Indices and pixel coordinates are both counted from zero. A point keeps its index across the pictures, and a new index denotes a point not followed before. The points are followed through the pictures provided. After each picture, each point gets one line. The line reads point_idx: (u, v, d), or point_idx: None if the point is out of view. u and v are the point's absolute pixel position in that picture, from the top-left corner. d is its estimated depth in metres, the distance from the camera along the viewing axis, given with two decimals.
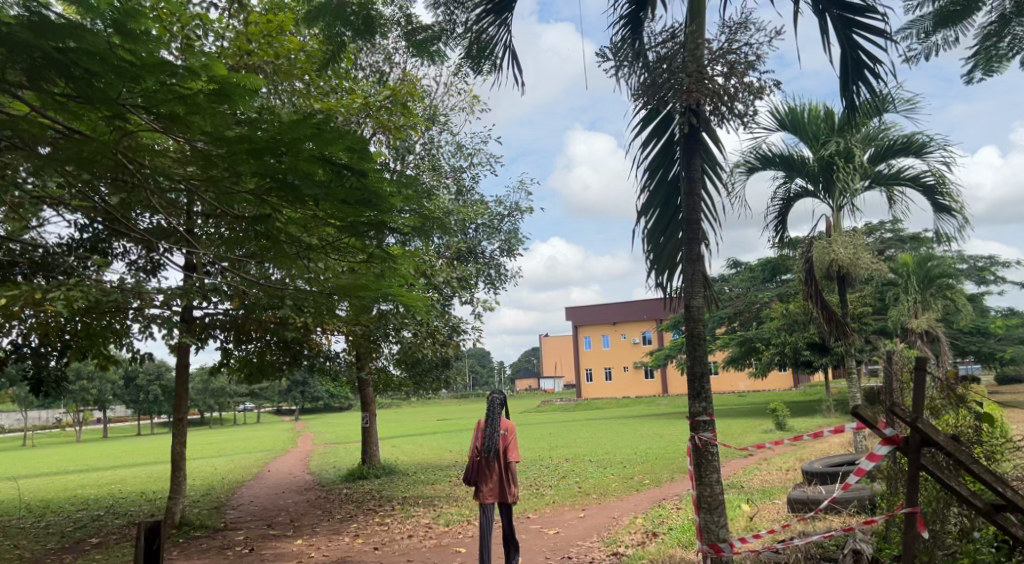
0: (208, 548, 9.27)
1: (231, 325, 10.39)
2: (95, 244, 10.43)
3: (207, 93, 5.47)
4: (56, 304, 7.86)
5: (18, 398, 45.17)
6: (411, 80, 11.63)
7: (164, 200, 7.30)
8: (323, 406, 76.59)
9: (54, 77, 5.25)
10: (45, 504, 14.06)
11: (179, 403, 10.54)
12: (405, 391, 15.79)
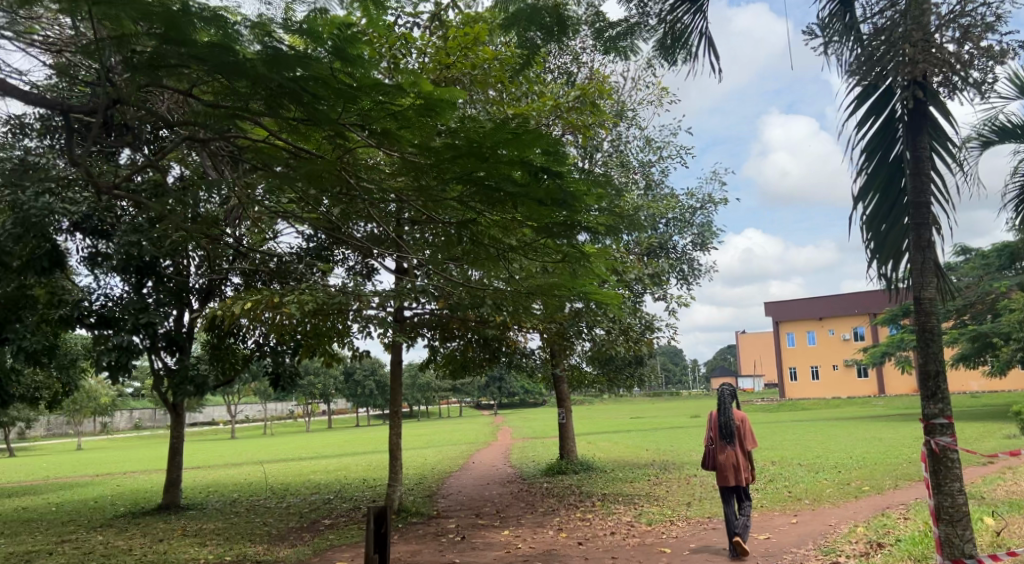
0: (425, 534, 9.88)
1: (436, 324, 10.94)
2: (319, 252, 11.49)
3: (416, 106, 5.84)
4: (291, 306, 8.75)
5: (258, 390, 50.99)
6: (599, 78, 11.65)
7: (379, 210, 7.86)
8: (520, 403, 78.92)
9: (288, 104, 5.86)
10: (285, 486, 15.74)
11: (393, 397, 11.31)
12: (601, 388, 15.86)
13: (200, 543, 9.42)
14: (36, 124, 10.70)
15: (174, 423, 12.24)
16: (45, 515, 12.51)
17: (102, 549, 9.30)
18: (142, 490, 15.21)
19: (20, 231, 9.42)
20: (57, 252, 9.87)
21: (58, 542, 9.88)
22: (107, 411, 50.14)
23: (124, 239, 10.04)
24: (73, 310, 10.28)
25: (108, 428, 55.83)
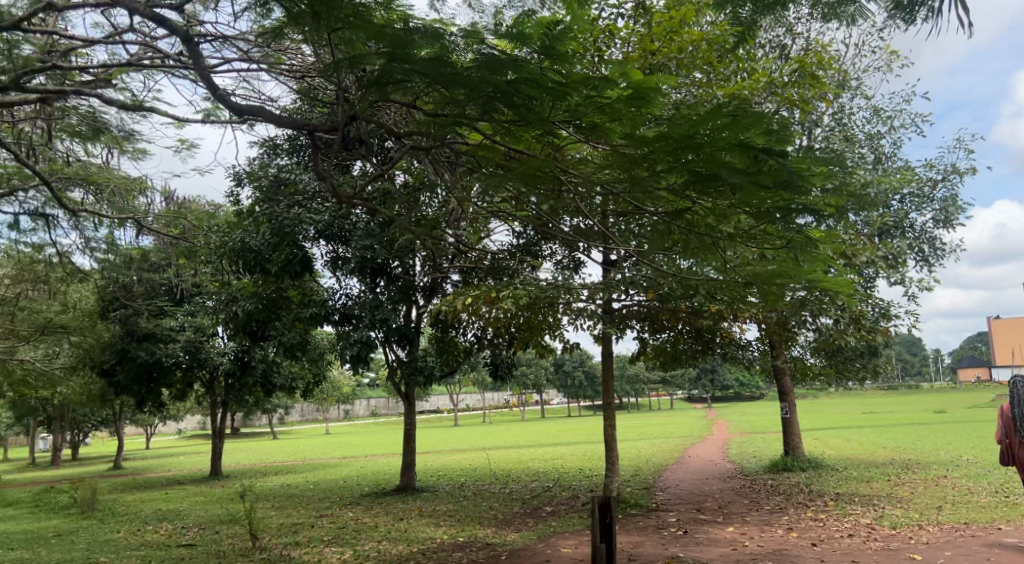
0: (646, 526, 9.83)
1: (646, 315, 10.74)
2: (528, 248, 11.81)
3: (624, 97, 5.83)
4: (507, 300, 9.02)
5: (477, 381, 53.67)
6: (818, 48, 10.86)
7: (589, 204, 7.89)
8: (737, 395, 75.98)
9: (502, 107, 6.08)
10: (506, 473, 16.42)
11: (606, 389, 11.33)
12: (829, 380, 14.81)
13: (435, 523, 10.10)
14: (285, 145, 12.03)
15: (406, 412, 13.20)
16: (304, 491, 14.09)
17: (352, 524, 10.30)
18: (381, 473, 16.61)
19: (278, 240, 10.81)
20: (306, 258, 11.01)
21: (316, 516, 11.08)
22: (347, 400, 55.45)
23: (359, 243, 11.11)
24: (319, 309, 11.35)
25: (349, 415, 61.75)
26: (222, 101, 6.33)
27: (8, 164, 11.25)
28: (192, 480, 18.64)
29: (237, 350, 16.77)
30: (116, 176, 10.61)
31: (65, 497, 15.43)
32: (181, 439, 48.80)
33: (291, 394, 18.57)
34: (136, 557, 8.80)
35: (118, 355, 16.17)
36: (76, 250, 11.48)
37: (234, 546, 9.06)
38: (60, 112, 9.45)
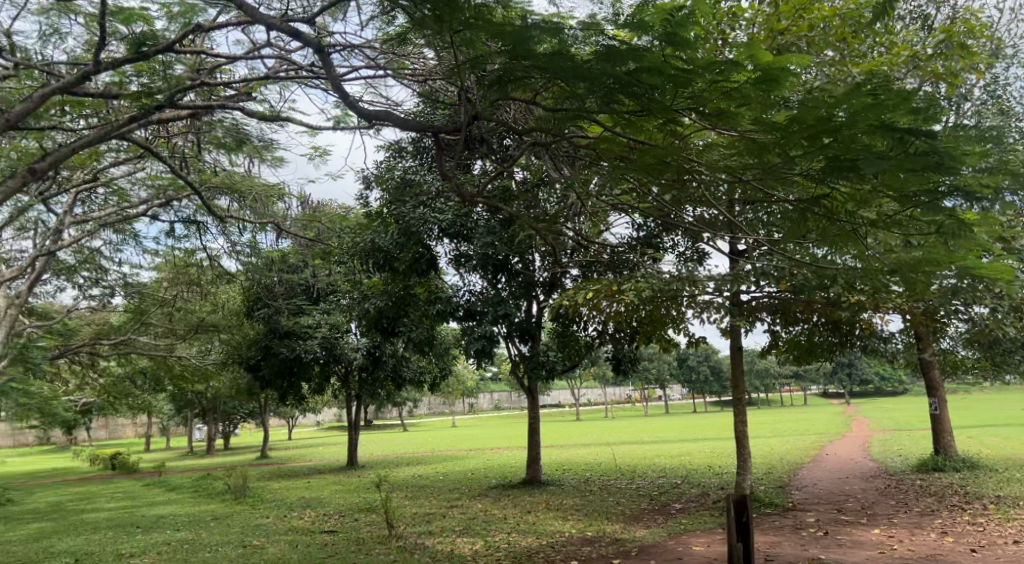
0: (783, 526, 9.45)
1: (777, 307, 10.25)
2: (649, 240, 11.52)
3: (752, 81, 5.64)
4: (630, 294, 8.95)
5: (600, 376, 53.42)
6: (966, 15, 10.03)
7: (714, 193, 7.62)
8: (877, 390, 71.64)
9: (623, 98, 5.99)
10: (633, 469, 16.25)
11: (736, 383, 10.95)
12: (984, 374, 13.69)
13: (563, 517, 10.16)
14: (409, 147, 12.38)
15: (530, 406, 13.29)
16: (435, 482, 14.53)
17: (482, 515, 10.53)
18: (507, 466, 16.86)
19: (405, 240, 11.30)
20: (430, 255, 11.48)
21: (447, 506, 11.41)
22: (472, 394, 56.65)
23: (481, 240, 11.25)
24: (444, 306, 11.69)
25: (474, 409, 63.08)
26: (352, 109, 6.54)
27: (164, 176, 12.22)
28: (330, 469, 19.63)
29: (369, 345, 17.33)
30: (258, 184, 11.34)
31: (220, 484, 16.64)
32: (318, 430, 51.50)
33: (420, 387, 19.15)
34: (285, 541, 9.39)
35: (262, 352, 17.60)
36: (224, 254, 12.33)
37: (372, 534, 9.48)
38: (208, 125, 10.16)
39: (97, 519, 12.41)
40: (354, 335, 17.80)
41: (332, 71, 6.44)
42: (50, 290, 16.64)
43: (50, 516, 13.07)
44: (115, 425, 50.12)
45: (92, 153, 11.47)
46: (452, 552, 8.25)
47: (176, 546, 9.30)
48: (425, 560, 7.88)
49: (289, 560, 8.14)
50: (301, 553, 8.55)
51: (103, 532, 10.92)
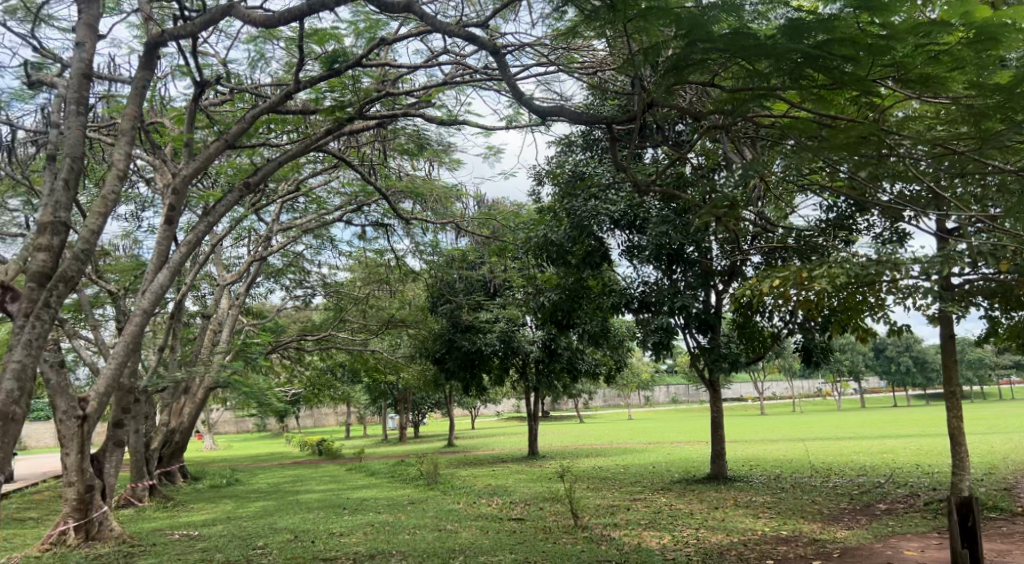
0: (1011, 533, 8.50)
1: (996, 291, 9.17)
2: (842, 222, 10.60)
3: (966, 41, 5.20)
4: (822, 280, 8.24)
5: (786, 368, 50.79)
6: None
7: (917, 168, 6.97)
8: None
9: (811, 74, 5.59)
10: (829, 466, 15.31)
11: (947, 374, 9.96)
12: None
13: (753, 514, 9.76)
14: (578, 140, 12.26)
15: (712, 399, 12.80)
16: (617, 474, 14.49)
17: (668, 510, 10.35)
18: (689, 460, 16.43)
19: (576, 233, 11.10)
20: (603, 248, 11.27)
21: (631, 499, 11.33)
22: (650, 387, 55.99)
23: (655, 230, 10.75)
24: (619, 298, 11.42)
25: (651, 401, 62.30)
26: (526, 105, 6.59)
27: (356, 183, 13.13)
28: (513, 459, 20.16)
29: (545, 338, 17.58)
30: (438, 185, 11.88)
31: (413, 470, 17.69)
32: (499, 420, 53.18)
33: (597, 379, 19.15)
34: (476, 526, 9.78)
35: (447, 345, 17.86)
36: (410, 253, 13.02)
37: (559, 524, 9.66)
38: (392, 133, 10.75)
39: (310, 499, 13.61)
40: (530, 328, 18.30)
41: (505, 70, 6.54)
42: (263, 291, 18.44)
43: (271, 495, 14.51)
44: (319, 413, 54.75)
45: (294, 166, 12.58)
46: (639, 545, 8.19)
47: (380, 527, 10.02)
48: (612, 552, 7.89)
49: (481, 545, 8.48)
50: (492, 539, 8.87)
51: (315, 512, 11.96)
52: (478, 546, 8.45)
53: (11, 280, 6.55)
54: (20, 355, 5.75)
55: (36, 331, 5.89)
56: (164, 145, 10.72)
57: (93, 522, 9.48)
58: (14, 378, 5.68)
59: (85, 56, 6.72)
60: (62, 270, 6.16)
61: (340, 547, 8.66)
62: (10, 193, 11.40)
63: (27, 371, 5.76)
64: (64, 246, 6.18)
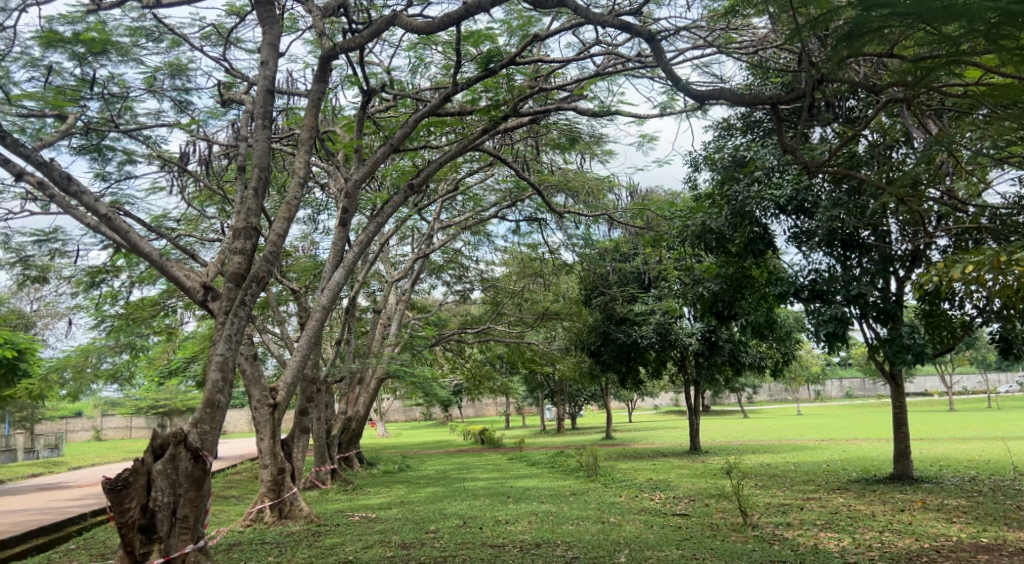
0: None
1: None
2: None
3: None
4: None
5: (979, 360, 46.16)
6: None
7: None
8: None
9: (1011, 33, 5.03)
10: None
11: None
12: None
13: (946, 519, 9.00)
14: (738, 123, 11.71)
15: (894, 394, 11.87)
16: (787, 472, 13.84)
17: (846, 511, 9.75)
18: (868, 459, 15.37)
19: (738, 220, 10.55)
20: (768, 235, 10.64)
21: (804, 498, 10.79)
22: (819, 380, 52.91)
23: (826, 213, 10.12)
24: (788, 288, 10.78)
25: (821, 396, 58.81)
26: (683, 91, 6.36)
27: (511, 179, 13.37)
28: (674, 453, 19.76)
29: (704, 330, 17.03)
30: (591, 178, 11.85)
31: (573, 461, 17.80)
32: (658, 414, 52.35)
33: (761, 373, 18.29)
34: (640, 520, 9.70)
35: (602, 338, 17.79)
36: (563, 246, 13.10)
37: (728, 521, 9.37)
38: (545, 128, 10.81)
39: (475, 487, 14.06)
40: (688, 320, 17.64)
41: (662, 56, 6.35)
42: (426, 287, 19.25)
43: (439, 481, 15.15)
44: (480, 405, 56.43)
45: (452, 166, 13.01)
46: (816, 547, 7.78)
47: (544, 516, 10.17)
48: (787, 553, 7.55)
49: (647, 539, 8.39)
50: (657, 534, 8.75)
51: (481, 499, 12.34)
52: (643, 540, 8.37)
53: (211, 281, 7.21)
54: (223, 348, 6.33)
55: (235, 326, 6.45)
56: (336, 152, 11.42)
57: (286, 502, 10.32)
58: (219, 369, 6.26)
59: (268, 72, 7.26)
60: (255, 271, 6.72)
61: (507, 535, 8.88)
62: (208, 202, 12.63)
63: (229, 362, 6.33)
64: (256, 249, 6.74)
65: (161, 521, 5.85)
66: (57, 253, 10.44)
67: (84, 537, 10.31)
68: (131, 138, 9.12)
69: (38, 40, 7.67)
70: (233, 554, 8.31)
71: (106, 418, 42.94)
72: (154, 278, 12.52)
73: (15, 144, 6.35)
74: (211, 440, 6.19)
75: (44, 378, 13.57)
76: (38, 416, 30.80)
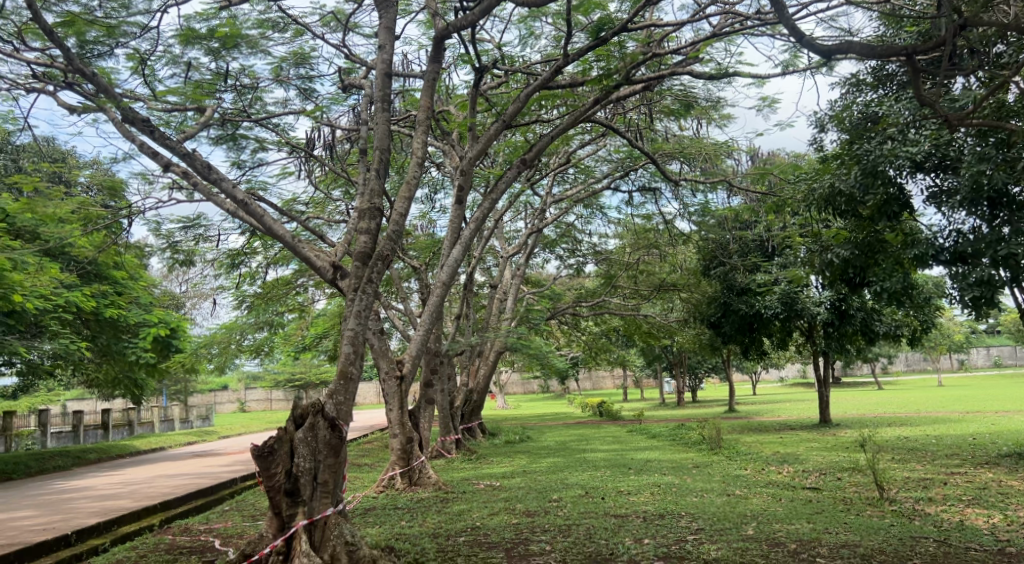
0: None
1: None
2: None
3: None
4: None
5: None
6: None
7: None
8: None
9: None
10: None
11: None
12: None
13: None
14: (869, 78, 10.99)
15: None
16: (929, 446, 13.04)
17: (996, 486, 9.11)
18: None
19: (870, 181, 9.91)
20: (904, 196, 10.06)
21: (948, 473, 10.18)
22: (963, 349, 49.45)
23: (970, 169, 9.39)
24: (926, 251, 10.05)
25: (966, 366, 54.86)
26: (806, 46, 6.01)
27: (624, 149, 13.17)
28: (803, 426, 19.05)
29: (834, 298, 16.16)
30: (708, 144, 11.50)
31: (695, 433, 17.55)
32: (784, 386, 50.46)
33: (897, 343, 17.23)
34: (768, 493, 9.46)
35: (722, 308, 17.29)
36: (679, 216, 12.82)
37: (862, 495, 8.99)
38: (658, 94, 10.53)
39: (596, 458, 14.12)
40: (815, 288, 16.79)
41: (783, 10, 6.03)
42: (540, 261, 19.37)
43: (560, 452, 15.31)
44: (597, 376, 56.51)
45: (564, 138, 12.98)
46: (962, 524, 7.33)
47: (666, 488, 10.10)
48: (929, 529, 7.15)
49: (775, 512, 8.18)
50: (786, 507, 8.50)
51: (603, 470, 12.40)
52: (772, 513, 8.17)
53: (340, 260, 7.52)
54: (353, 323, 6.60)
55: (363, 303, 6.71)
56: (451, 130, 11.62)
57: (414, 470, 10.75)
58: (350, 343, 6.55)
59: (385, 56, 7.43)
60: (379, 249, 6.95)
61: (630, 506, 8.89)
62: (333, 185, 13.22)
63: (360, 337, 6.61)
64: (379, 229, 6.97)
65: (304, 485, 6.26)
66: (201, 237, 11.23)
67: (236, 499, 11.19)
68: (262, 126, 9.63)
69: (178, 38, 8.21)
70: (368, 518, 8.77)
71: (249, 390, 46.14)
72: (286, 259, 13.26)
73: (162, 137, 6.84)
74: (346, 410, 6.48)
75: (194, 353, 14.72)
76: (191, 389, 33.47)
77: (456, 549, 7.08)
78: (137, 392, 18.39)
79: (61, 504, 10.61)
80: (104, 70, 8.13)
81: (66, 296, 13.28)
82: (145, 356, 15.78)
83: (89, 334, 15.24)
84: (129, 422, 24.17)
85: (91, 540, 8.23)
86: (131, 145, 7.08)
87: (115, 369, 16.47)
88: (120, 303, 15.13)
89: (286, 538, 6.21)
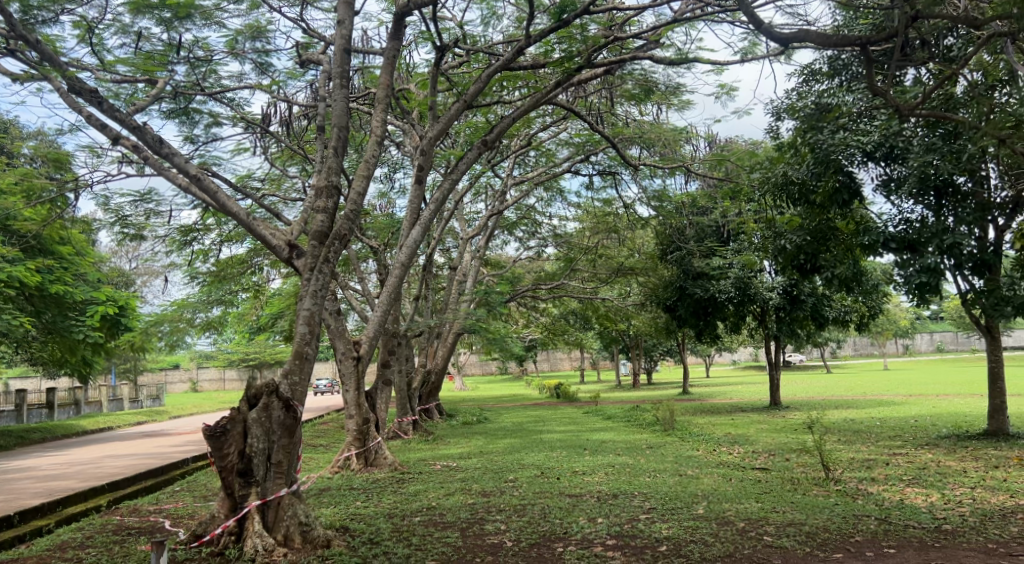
0: None
1: None
2: None
3: None
4: None
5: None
6: None
7: None
8: None
9: None
10: None
11: None
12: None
13: None
14: (824, 68, 11.16)
15: (989, 348, 11.14)
16: (873, 427, 13.45)
17: (935, 466, 9.46)
18: (961, 415, 14.73)
19: (822, 168, 9.94)
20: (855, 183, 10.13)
21: (890, 454, 10.52)
22: (909, 335, 51.04)
23: (919, 159, 9.64)
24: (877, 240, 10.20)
25: (910, 348, 56.70)
26: (764, 34, 6.08)
27: (584, 133, 13.16)
28: (753, 408, 19.45)
29: (785, 284, 16.51)
30: (667, 129, 11.57)
31: (649, 415, 17.83)
32: (738, 369, 51.56)
33: (845, 327, 17.66)
34: (719, 473, 9.67)
35: (678, 293, 17.44)
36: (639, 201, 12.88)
37: (809, 475, 9.24)
38: (619, 78, 10.54)
39: (553, 439, 14.24)
40: (768, 274, 17.12)
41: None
42: (500, 243, 19.33)
43: (516, 433, 15.42)
44: (555, 358, 57.00)
45: (525, 119, 12.94)
46: (903, 502, 7.59)
47: (620, 468, 10.28)
48: (871, 508, 7.40)
49: (725, 491, 8.37)
50: (735, 486, 8.70)
51: (558, 451, 12.53)
52: (722, 493, 8.33)
53: (296, 239, 7.36)
54: (309, 303, 6.49)
55: (319, 282, 6.62)
56: (412, 109, 11.49)
57: (370, 451, 10.72)
58: (306, 323, 6.43)
59: (344, 31, 7.27)
60: (338, 228, 6.84)
61: (584, 485, 9.01)
62: (290, 162, 13.00)
63: (316, 317, 6.50)
64: (337, 208, 6.85)
65: (257, 466, 6.18)
66: (151, 213, 10.94)
67: (187, 480, 11.00)
68: (216, 100, 9.39)
69: (127, 7, 7.95)
70: (324, 498, 8.73)
71: (201, 369, 45.44)
72: (241, 236, 13.00)
73: (110, 109, 6.59)
74: (301, 390, 6.41)
75: (145, 332, 14.40)
76: (141, 367, 32.86)
77: (412, 529, 7.08)
78: (84, 371, 17.92)
79: (5, 484, 10.32)
80: (49, 38, 7.82)
81: (9, 271, 12.86)
82: (92, 334, 15.38)
83: (33, 310, 14.80)
84: (76, 400, 23.60)
85: (35, 521, 8.03)
86: (78, 115, 6.83)
87: (61, 347, 16.04)
88: (65, 279, 14.69)
89: (237, 518, 6.18)
